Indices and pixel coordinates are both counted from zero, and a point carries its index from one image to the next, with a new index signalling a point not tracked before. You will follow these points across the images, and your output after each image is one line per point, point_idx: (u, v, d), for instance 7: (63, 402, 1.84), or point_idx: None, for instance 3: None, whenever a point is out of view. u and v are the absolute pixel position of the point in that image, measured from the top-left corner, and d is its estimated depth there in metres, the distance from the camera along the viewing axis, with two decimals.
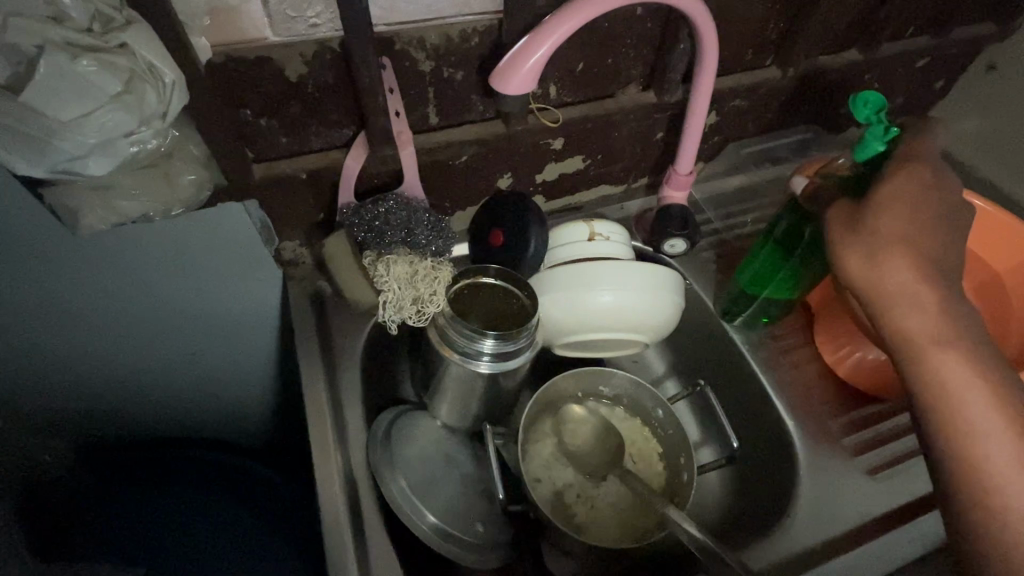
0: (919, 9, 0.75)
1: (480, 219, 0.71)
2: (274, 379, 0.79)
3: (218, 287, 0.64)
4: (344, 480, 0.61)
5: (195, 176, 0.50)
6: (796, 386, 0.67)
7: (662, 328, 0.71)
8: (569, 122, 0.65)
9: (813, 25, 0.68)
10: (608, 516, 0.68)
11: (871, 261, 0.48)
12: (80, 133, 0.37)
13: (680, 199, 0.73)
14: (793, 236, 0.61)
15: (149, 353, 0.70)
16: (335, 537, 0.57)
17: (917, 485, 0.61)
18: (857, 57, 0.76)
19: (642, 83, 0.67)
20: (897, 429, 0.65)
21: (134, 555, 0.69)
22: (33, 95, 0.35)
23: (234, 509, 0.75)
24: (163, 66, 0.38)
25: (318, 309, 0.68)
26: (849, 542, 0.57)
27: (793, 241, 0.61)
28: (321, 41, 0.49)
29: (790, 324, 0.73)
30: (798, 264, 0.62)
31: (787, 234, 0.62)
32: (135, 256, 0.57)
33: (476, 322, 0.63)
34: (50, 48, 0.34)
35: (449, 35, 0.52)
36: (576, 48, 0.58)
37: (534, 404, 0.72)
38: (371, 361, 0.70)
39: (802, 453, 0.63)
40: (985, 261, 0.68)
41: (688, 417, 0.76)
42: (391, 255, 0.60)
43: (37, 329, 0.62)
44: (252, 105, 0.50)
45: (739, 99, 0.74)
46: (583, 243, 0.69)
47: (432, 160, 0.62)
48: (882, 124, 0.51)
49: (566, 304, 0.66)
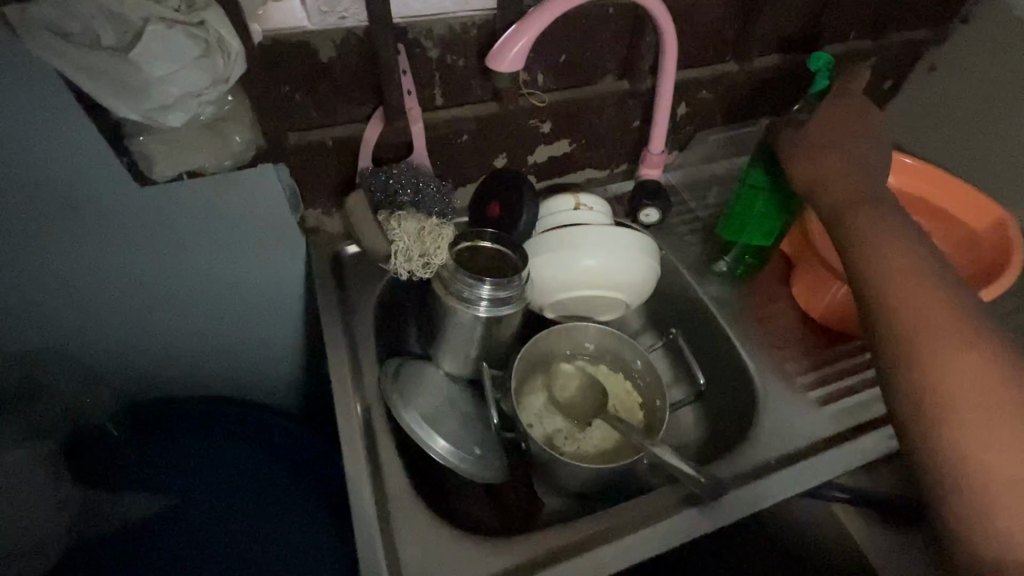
0: (857, 15, 0.86)
1: (480, 193, 0.81)
2: (297, 338, 0.90)
3: (248, 249, 0.75)
4: (360, 409, 0.69)
5: (243, 137, 0.63)
6: (756, 334, 0.77)
7: (639, 287, 0.80)
8: (555, 105, 0.76)
9: (762, 25, 0.80)
10: (592, 452, 0.76)
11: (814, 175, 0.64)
12: (167, 86, 0.48)
13: (654, 176, 0.84)
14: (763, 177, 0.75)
15: (186, 312, 0.80)
16: (352, 454, 0.65)
17: (861, 415, 0.69)
18: (806, 55, 0.88)
19: (617, 74, 0.78)
20: (848, 369, 0.74)
21: (169, 487, 0.78)
22: (137, 54, 0.46)
23: (260, 452, 0.84)
24: (232, 40, 0.49)
25: (337, 270, 0.79)
26: (800, 458, 0.66)
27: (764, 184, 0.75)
28: (349, 30, 0.60)
29: (764, 284, 0.85)
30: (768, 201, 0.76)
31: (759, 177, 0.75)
32: (185, 217, 0.68)
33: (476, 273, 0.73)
34: (153, 20, 0.46)
35: (452, 27, 0.64)
36: (558, 40, 0.70)
37: (526, 356, 0.80)
38: (383, 313, 0.80)
39: (762, 392, 0.71)
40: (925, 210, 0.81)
41: (664, 368, 0.85)
42: (402, 213, 0.70)
43: (92, 285, 0.72)
44: (291, 82, 0.61)
45: (704, 90, 0.85)
46: (571, 211, 0.79)
47: (439, 136, 0.73)
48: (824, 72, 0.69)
49: (556, 263, 0.76)
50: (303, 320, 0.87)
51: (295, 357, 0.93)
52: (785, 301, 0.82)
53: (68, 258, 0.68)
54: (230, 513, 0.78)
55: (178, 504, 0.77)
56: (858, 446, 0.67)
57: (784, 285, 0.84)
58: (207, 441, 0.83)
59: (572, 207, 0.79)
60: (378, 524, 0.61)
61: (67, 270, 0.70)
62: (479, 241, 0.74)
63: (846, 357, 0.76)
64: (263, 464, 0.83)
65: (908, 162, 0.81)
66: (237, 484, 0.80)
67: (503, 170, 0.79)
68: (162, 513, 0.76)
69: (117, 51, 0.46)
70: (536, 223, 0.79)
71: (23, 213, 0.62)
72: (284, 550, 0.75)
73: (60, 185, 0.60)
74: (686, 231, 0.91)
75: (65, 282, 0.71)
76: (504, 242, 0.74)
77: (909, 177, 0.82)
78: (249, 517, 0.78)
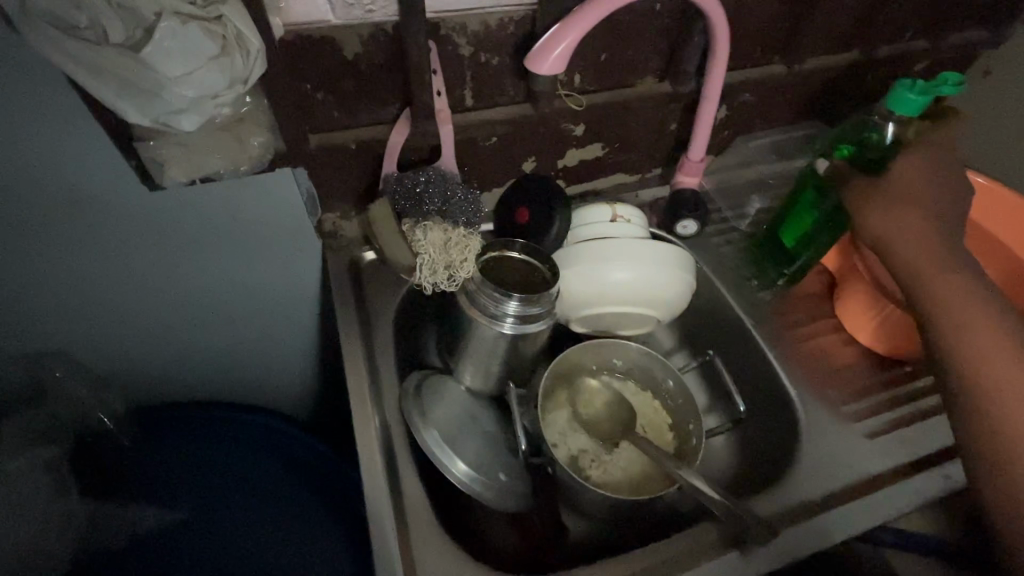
0: (917, 13, 0.79)
1: (508, 200, 0.76)
2: (311, 346, 0.86)
3: (263, 255, 0.71)
4: (380, 429, 0.65)
5: (262, 138, 0.58)
6: (800, 358, 0.73)
7: (673, 304, 0.75)
8: (592, 108, 0.71)
9: (816, 24, 0.74)
10: (621, 476, 0.71)
11: (883, 220, 0.60)
12: (182, 89, 0.44)
13: (691, 184, 0.79)
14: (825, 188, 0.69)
15: (197, 317, 0.76)
16: (371, 478, 0.61)
17: (915, 448, 0.65)
18: (858, 57, 0.81)
19: (658, 75, 0.72)
20: (898, 399, 0.70)
21: (180, 499, 0.75)
22: (149, 52, 0.41)
23: (275, 464, 0.80)
24: (251, 36, 0.45)
25: (356, 277, 0.75)
26: (848, 496, 0.61)
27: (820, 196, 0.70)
28: (378, 24, 0.55)
29: (807, 303, 0.79)
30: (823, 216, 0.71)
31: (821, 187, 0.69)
32: (198, 220, 0.64)
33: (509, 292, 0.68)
34: (166, 15, 0.41)
35: (488, 23, 0.59)
36: (599, 39, 0.64)
37: (552, 372, 0.75)
38: (402, 323, 0.76)
39: (805, 421, 0.67)
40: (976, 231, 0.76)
41: (697, 388, 0.81)
42: (427, 222, 0.66)
43: (99, 287, 0.68)
44: (313, 80, 0.57)
45: (748, 93, 0.79)
46: (607, 223, 0.73)
47: (468, 138, 0.68)
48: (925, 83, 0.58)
49: (587, 277, 0.71)
50: (319, 327, 0.83)
51: (308, 363, 0.89)
52: (828, 321, 0.78)
53: (74, 260, 0.64)
54: (244, 531, 0.74)
55: (187, 519, 0.74)
56: (913, 484, 0.62)
57: (827, 304, 0.79)
58: (220, 447, 0.79)
59: (608, 219, 0.74)
60: (400, 556, 0.57)
61: (73, 272, 0.66)
62: (508, 251, 0.71)
63: (896, 385, 0.71)
64: (274, 477, 0.79)
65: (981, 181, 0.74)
66: (245, 500, 0.77)
67: (531, 174, 0.75)
68: (171, 527, 0.73)
69: (128, 50, 0.41)
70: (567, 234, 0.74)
71: (25, 213, 0.58)
72: (298, 567, 0.73)
73: (65, 183, 0.56)
74: (720, 240, 0.86)
75: (71, 284, 0.67)
76: (534, 254, 0.70)
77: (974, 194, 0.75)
78: (262, 534, 0.75)
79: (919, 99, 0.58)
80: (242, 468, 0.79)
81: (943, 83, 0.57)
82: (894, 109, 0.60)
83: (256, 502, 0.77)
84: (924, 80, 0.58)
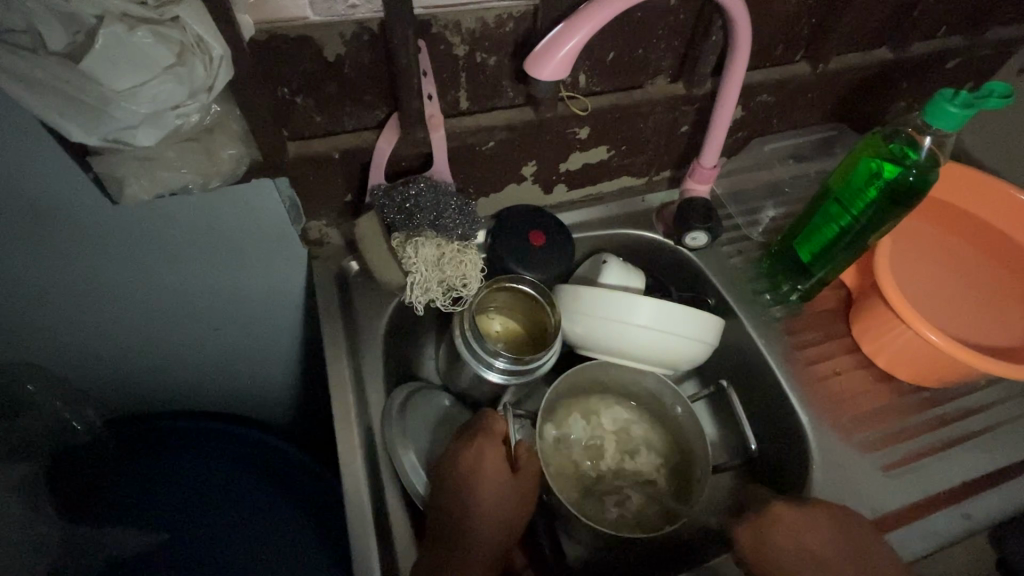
0: (955, 6, 0.72)
1: (517, 225, 0.69)
2: (297, 357, 0.82)
3: (244, 269, 0.66)
4: (366, 464, 0.60)
5: (235, 150, 0.53)
6: (810, 383, 0.69)
7: (700, 345, 0.66)
8: (599, 111, 0.65)
9: (846, 20, 0.67)
10: (622, 508, 0.67)
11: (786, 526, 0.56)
12: (133, 103, 0.42)
13: (703, 191, 0.72)
14: (851, 195, 0.63)
15: (177, 327, 0.72)
16: (357, 515, 0.57)
17: (928, 484, 0.63)
18: (888, 55, 0.75)
19: (671, 75, 0.67)
20: (915, 428, 0.67)
21: (160, 520, 0.74)
22: (89, 64, 0.39)
23: (260, 481, 0.78)
24: (213, 40, 0.42)
25: (342, 289, 0.69)
26: None
27: (848, 207, 0.63)
28: (361, 22, 0.49)
29: (824, 317, 0.74)
30: (859, 232, 0.63)
31: (848, 195, 0.63)
32: (172, 232, 0.59)
33: (493, 342, 0.68)
34: (110, 18, 0.39)
35: (484, 20, 0.53)
36: (608, 36, 0.58)
37: (554, 393, 0.69)
38: (394, 339, 0.70)
39: (816, 451, 0.65)
40: (991, 234, 0.72)
41: (707, 419, 0.77)
42: (419, 237, 0.61)
43: (70, 298, 0.64)
44: (290, 84, 0.51)
45: (768, 93, 0.73)
46: (598, 272, 0.70)
47: (462, 145, 0.62)
48: (971, 93, 0.52)
49: (602, 318, 0.65)
50: (304, 338, 0.79)
51: (296, 372, 0.85)
52: (844, 340, 0.72)
53: (38, 272, 0.60)
54: (234, 550, 0.74)
55: (168, 541, 0.73)
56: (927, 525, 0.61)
57: (844, 321, 0.74)
58: (201, 465, 0.78)
59: (599, 267, 0.70)
60: None
61: (41, 285, 0.61)
62: (513, 284, 0.66)
63: (911, 413, 0.68)
64: (258, 489, 0.78)
65: (990, 179, 0.71)
66: (226, 518, 0.75)
67: (541, 212, 0.70)
68: (152, 549, 0.72)
69: (65, 59, 0.39)
70: (565, 270, 0.69)
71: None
72: None
73: (21, 197, 0.52)
74: (732, 251, 0.79)
75: (37, 296, 0.63)
76: (542, 294, 0.66)
77: (981, 192, 0.71)
78: (250, 555, 0.74)
79: (965, 112, 0.53)
80: (222, 483, 0.78)
81: (989, 95, 0.52)
82: (935, 124, 0.55)
83: (238, 522, 0.75)
84: (966, 90, 0.53)
